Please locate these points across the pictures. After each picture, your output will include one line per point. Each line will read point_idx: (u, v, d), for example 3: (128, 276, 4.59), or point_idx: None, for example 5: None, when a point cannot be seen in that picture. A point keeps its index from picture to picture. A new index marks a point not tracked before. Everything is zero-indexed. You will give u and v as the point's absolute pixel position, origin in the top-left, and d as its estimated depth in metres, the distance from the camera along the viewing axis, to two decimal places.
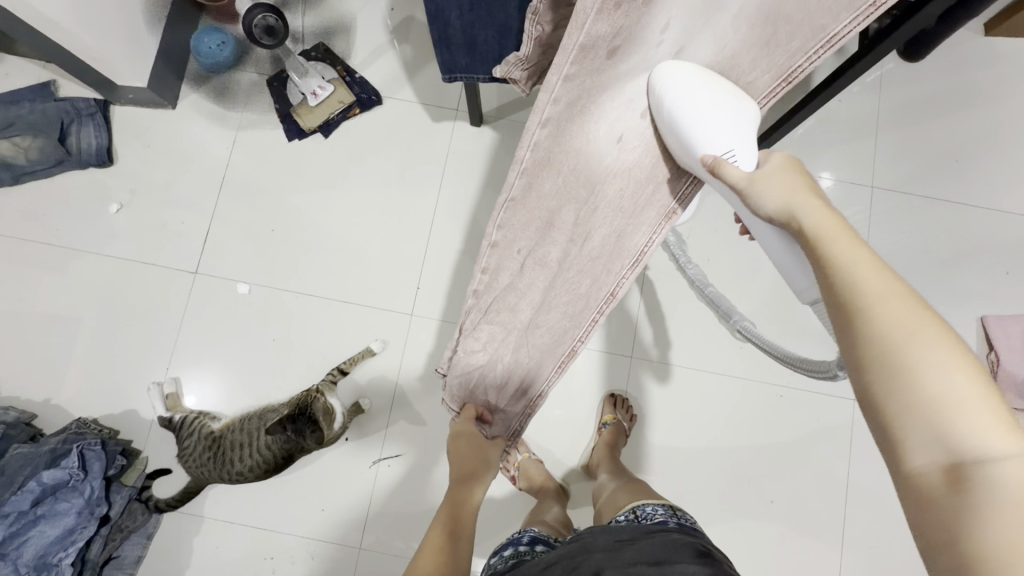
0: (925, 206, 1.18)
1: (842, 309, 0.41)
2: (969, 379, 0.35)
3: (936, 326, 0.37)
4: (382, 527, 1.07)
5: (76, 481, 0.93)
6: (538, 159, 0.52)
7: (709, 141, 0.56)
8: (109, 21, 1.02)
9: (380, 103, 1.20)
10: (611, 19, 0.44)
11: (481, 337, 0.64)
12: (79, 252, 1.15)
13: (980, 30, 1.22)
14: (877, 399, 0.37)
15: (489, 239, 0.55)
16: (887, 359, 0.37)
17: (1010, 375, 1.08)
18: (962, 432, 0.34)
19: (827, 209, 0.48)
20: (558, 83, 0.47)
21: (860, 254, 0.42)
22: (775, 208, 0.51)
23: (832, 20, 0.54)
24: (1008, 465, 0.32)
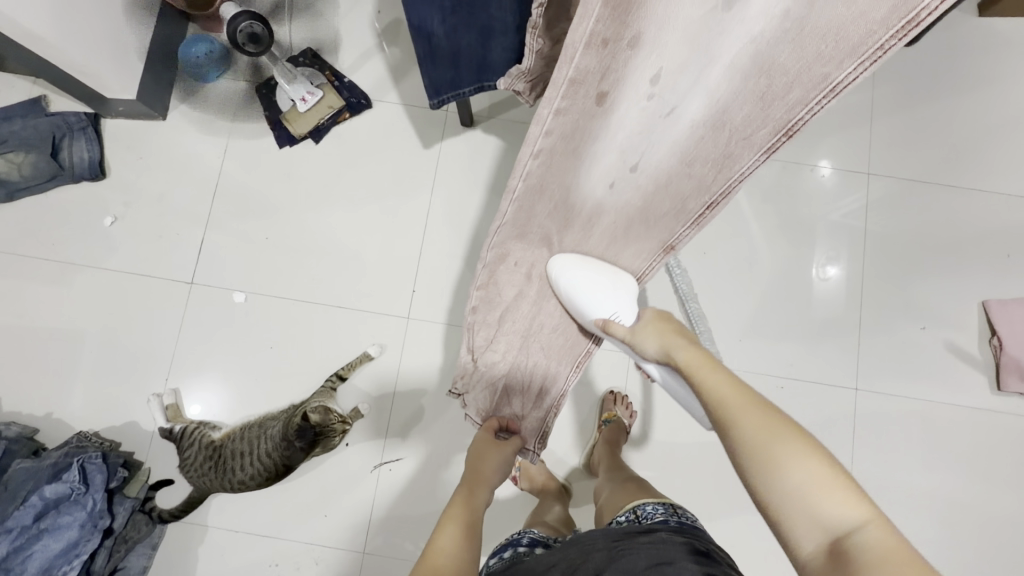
0: (923, 191, 1.17)
1: (719, 427, 0.53)
2: (817, 464, 0.45)
3: (782, 427, 0.49)
4: (385, 530, 1.07)
5: (78, 494, 0.94)
6: (529, 186, 0.55)
7: (597, 309, 0.68)
8: (96, 34, 1.02)
9: (370, 106, 1.20)
10: (602, 55, 0.44)
11: (500, 348, 0.73)
12: (75, 266, 1.15)
13: (974, 11, 1.21)
14: (761, 495, 0.47)
15: (486, 257, 0.63)
16: (758, 460, 0.48)
17: (1013, 359, 1.08)
18: (824, 508, 0.43)
19: (693, 345, 0.62)
20: (548, 117, 0.48)
21: (720, 379, 0.56)
22: (659, 351, 0.65)
23: (832, 71, 0.43)
24: (866, 528, 0.41)
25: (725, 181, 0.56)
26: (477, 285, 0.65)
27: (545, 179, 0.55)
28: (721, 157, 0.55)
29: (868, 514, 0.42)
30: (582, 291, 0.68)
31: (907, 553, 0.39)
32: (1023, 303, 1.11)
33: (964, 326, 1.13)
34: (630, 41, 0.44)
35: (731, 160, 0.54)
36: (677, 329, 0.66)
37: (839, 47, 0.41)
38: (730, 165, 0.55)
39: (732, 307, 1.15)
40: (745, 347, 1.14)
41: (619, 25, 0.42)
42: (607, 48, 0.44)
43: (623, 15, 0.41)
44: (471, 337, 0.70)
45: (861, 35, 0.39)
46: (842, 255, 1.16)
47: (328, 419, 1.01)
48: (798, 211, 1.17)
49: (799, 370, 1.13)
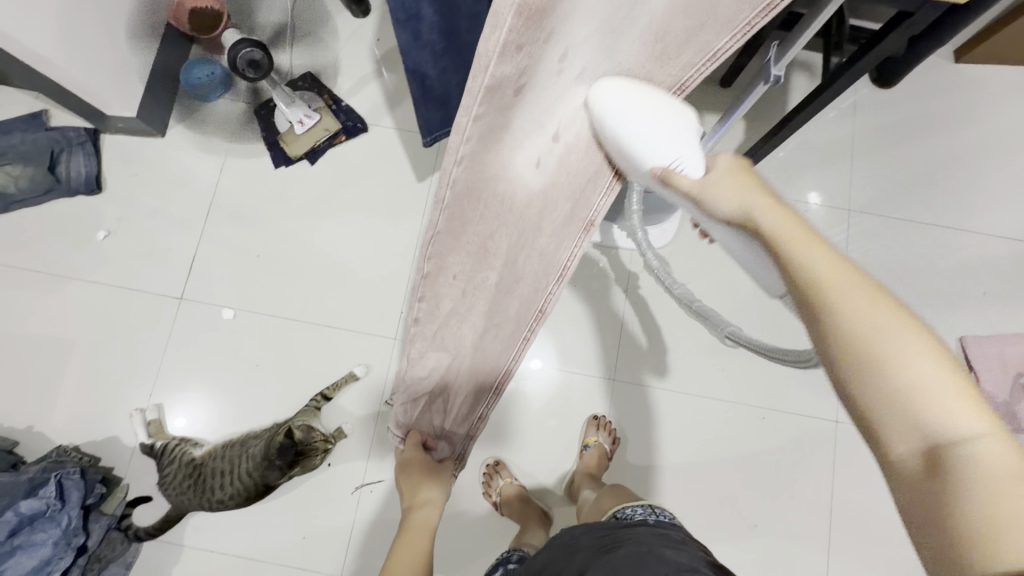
0: (902, 227, 1.20)
1: (808, 307, 0.40)
2: (935, 364, 0.36)
3: (899, 315, 0.37)
4: (365, 553, 1.06)
5: (54, 511, 0.93)
6: (460, 196, 0.37)
7: (654, 151, 0.48)
8: (100, 55, 1.05)
9: (366, 130, 1.22)
10: (517, 59, 0.31)
11: (427, 369, 0.60)
12: (66, 278, 1.16)
13: (951, 56, 1.25)
14: (853, 390, 0.37)
15: (419, 272, 0.43)
16: (861, 354, 0.37)
17: (988, 395, 1.10)
18: (942, 418, 0.34)
19: (780, 203, 0.45)
20: (469, 125, 0.32)
21: (829, 263, 0.40)
22: (733, 211, 0.46)
23: (717, 38, 0.52)
24: (982, 444, 0.33)
25: (613, 149, 0.51)
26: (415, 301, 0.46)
27: (478, 186, 0.38)
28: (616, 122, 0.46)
29: (987, 425, 0.34)
30: (631, 128, 0.46)
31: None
32: (999, 340, 1.13)
33: None
34: (545, 34, 0.31)
35: (624, 125, 0.47)
36: (762, 186, 0.46)
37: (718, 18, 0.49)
38: (625, 130, 0.49)
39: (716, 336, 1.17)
40: (727, 377, 1.15)
41: (534, 28, 0.29)
42: (525, 52, 0.31)
43: (536, 19, 0.29)
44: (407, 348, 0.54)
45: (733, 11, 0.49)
46: None
47: (310, 437, 1.04)
48: None
49: (781, 400, 1.14)
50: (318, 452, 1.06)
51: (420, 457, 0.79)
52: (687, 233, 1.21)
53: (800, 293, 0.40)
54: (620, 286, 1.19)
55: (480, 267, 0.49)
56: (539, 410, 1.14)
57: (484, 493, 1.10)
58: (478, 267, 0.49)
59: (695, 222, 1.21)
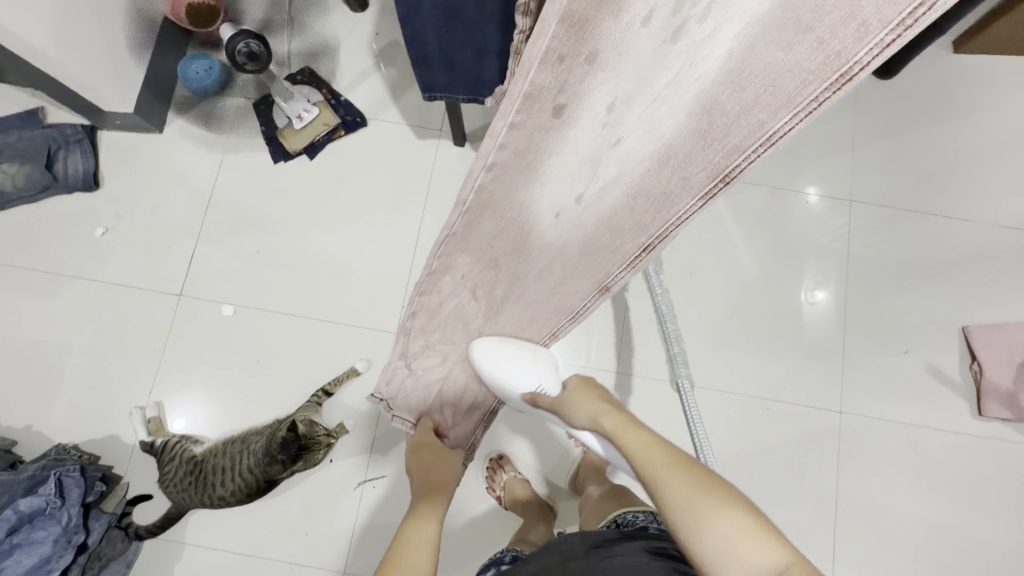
0: (904, 217, 1.20)
1: (649, 485, 0.54)
2: (735, 513, 0.47)
3: (710, 485, 0.50)
4: (369, 549, 1.06)
5: (54, 508, 0.92)
6: (481, 200, 0.49)
7: (523, 383, 0.76)
8: (97, 49, 1.04)
9: (365, 124, 1.22)
10: (557, 71, 0.37)
11: (434, 357, 0.77)
12: (64, 276, 1.15)
13: (950, 47, 1.26)
14: (688, 546, 0.48)
15: (429, 266, 0.59)
16: (689, 513, 0.48)
17: (992, 384, 1.09)
18: (750, 558, 0.44)
19: (617, 410, 0.65)
20: (503, 130, 0.41)
21: (653, 452, 0.56)
22: (585, 418, 0.67)
23: (769, 120, 0.40)
24: (789, 573, 0.42)
25: (660, 223, 0.55)
26: (418, 292, 0.64)
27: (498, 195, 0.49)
28: (662, 193, 0.52)
29: (786, 555, 0.43)
30: (503, 369, 0.76)
31: None
32: (1002, 329, 1.13)
33: (945, 351, 1.15)
34: (588, 57, 0.36)
35: (671, 199, 0.52)
36: (605, 398, 0.68)
37: (777, 95, 0.38)
38: (670, 207, 0.53)
39: (719, 328, 1.16)
40: (730, 369, 1.15)
41: (575, 42, 0.35)
42: (564, 66, 0.36)
43: (578, 32, 0.34)
44: (408, 342, 0.72)
45: (794, 87, 0.37)
46: (831, 279, 1.18)
47: (314, 431, 1.02)
48: (783, 234, 1.20)
49: (785, 391, 1.14)
50: (321, 448, 1.03)
51: (432, 443, 0.81)
52: (688, 225, 1.21)
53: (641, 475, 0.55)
54: None
55: (489, 269, 0.64)
56: None
57: (487, 487, 1.09)
58: (489, 272, 0.65)
59: (696, 214, 1.21)
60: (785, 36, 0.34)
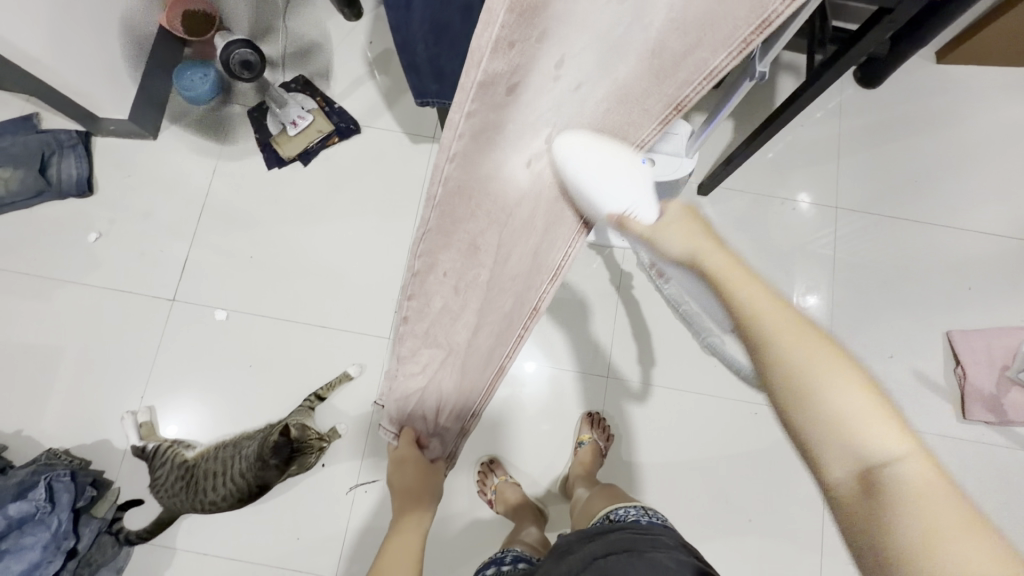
0: (888, 223, 1.22)
1: (777, 381, 0.43)
2: (863, 392, 0.41)
3: (843, 363, 0.41)
4: (361, 554, 1.06)
5: (43, 514, 0.93)
6: (451, 193, 0.34)
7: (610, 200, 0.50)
8: (93, 57, 1.05)
9: (359, 131, 1.23)
10: (510, 55, 0.27)
11: (421, 363, 0.58)
12: (56, 281, 1.15)
13: (932, 58, 1.28)
14: (794, 419, 0.42)
15: (410, 269, 0.40)
16: (799, 386, 0.42)
17: (975, 388, 1.11)
18: (874, 443, 0.40)
19: (722, 246, 0.48)
20: (460, 123, 0.29)
21: (776, 311, 0.43)
22: (682, 251, 0.49)
23: (712, 53, 0.46)
24: (905, 463, 0.38)
25: (629, 147, 0.54)
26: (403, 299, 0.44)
27: (468, 189, 0.35)
28: (624, 125, 0.50)
29: (911, 446, 0.39)
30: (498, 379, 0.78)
31: (938, 478, 0.38)
32: (985, 333, 1.15)
33: (929, 356, 1.16)
34: (540, 35, 0.28)
35: (633, 128, 0.52)
36: (710, 235, 0.49)
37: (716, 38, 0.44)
38: (634, 133, 0.53)
39: (710, 333, 1.18)
40: (719, 372, 1.16)
41: (526, 27, 0.26)
42: (520, 47, 0.27)
43: (530, 16, 0.26)
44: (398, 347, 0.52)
45: (731, 30, 0.44)
46: (820, 285, 1.19)
47: (305, 435, 1.02)
48: (771, 240, 1.22)
49: None
50: (312, 451, 1.04)
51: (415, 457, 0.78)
52: None
53: (769, 375, 0.43)
54: (613, 284, 1.20)
55: (471, 270, 0.46)
56: (537, 407, 1.15)
57: (479, 491, 1.10)
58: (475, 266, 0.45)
59: (685, 220, 1.23)
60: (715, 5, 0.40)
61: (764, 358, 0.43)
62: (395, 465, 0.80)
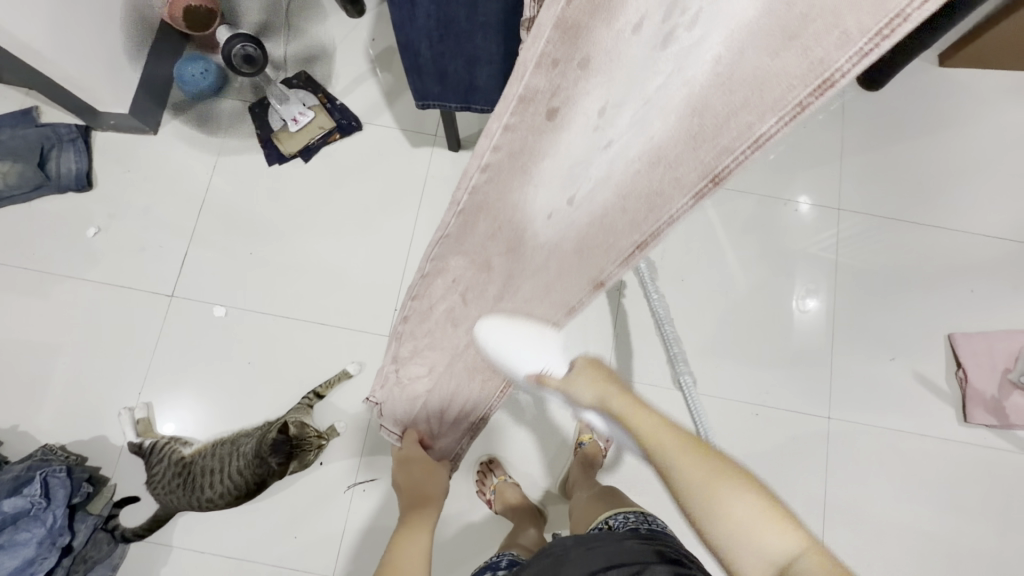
0: (890, 225, 1.22)
1: (674, 492, 0.52)
2: (752, 496, 0.47)
3: (728, 474, 0.49)
4: (359, 554, 1.05)
5: (39, 510, 0.92)
6: (475, 203, 0.43)
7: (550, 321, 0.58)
8: (95, 50, 1.05)
9: (360, 128, 1.23)
10: (552, 75, 0.34)
11: (424, 364, 0.68)
12: (54, 276, 1.15)
13: (935, 61, 1.28)
14: (708, 537, 0.48)
15: (421, 270, 0.50)
16: (698, 495, 0.49)
17: (977, 392, 1.11)
18: (769, 542, 0.45)
19: (626, 392, 0.62)
20: (497, 131, 0.37)
21: (667, 433, 0.55)
22: (592, 400, 0.64)
23: (760, 119, 0.42)
24: (806, 558, 0.43)
25: (654, 218, 0.56)
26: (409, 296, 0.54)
27: (492, 203, 0.45)
28: (654, 185, 0.52)
29: (805, 542, 0.44)
30: (510, 350, 0.67)
31: (839, 573, 0.41)
32: (987, 336, 1.15)
33: (931, 358, 1.16)
34: (581, 62, 0.34)
35: (662, 198, 0.54)
36: (608, 378, 0.64)
37: (763, 99, 0.40)
38: (663, 203, 0.54)
39: (711, 333, 1.18)
40: (720, 373, 1.16)
41: (569, 46, 0.33)
42: (560, 69, 0.34)
43: (576, 38, 0.32)
44: (397, 345, 0.62)
45: (783, 91, 0.38)
46: (822, 287, 1.19)
47: (305, 433, 1.02)
48: (773, 242, 1.22)
49: (774, 398, 1.15)
50: (312, 450, 1.04)
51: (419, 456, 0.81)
52: (680, 232, 1.22)
53: (678, 495, 0.51)
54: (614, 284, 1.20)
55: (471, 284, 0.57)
56: (537, 406, 1.14)
57: (478, 491, 1.09)
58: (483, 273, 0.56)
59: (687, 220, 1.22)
60: (772, 43, 0.35)
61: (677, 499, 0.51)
62: (399, 469, 0.81)
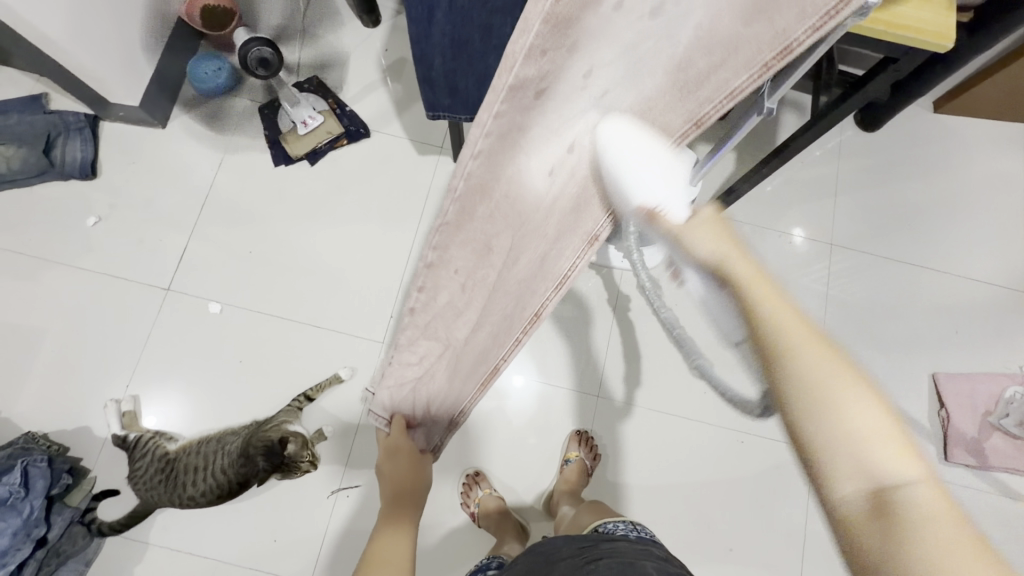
0: (881, 263, 1.25)
1: (764, 358, 0.43)
2: (872, 413, 0.40)
3: (852, 382, 0.41)
4: (337, 558, 1.04)
5: (16, 499, 0.90)
6: (472, 193, 0.37)
7: (646, 191, 0.50)
8: (111, 42, 1.05)
9: (368, 135, 1.24)
10: (542, 62, 0.32)
11: (419, 353, 0.57)
12: (49, 262, 1.14)
13: (930, 106, 1.32)
14: (799, 429, 0.41)
15: (423, 260, 0.42)
16: (798, 386, 0.41)
17: (958, 432, 1.13)
18: (884, 465, 0.38)
19: (750, 254, 0.47)
20: (488, 120, 0.33)
21: (793, 319, 0.43)
22: (708, 255, 0.47)
23: (735, 74, 0.54)
24: (920, 487, 0.38)
25: (709, 105, 0.59)
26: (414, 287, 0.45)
27: (492, 186, 0.39)
28: (690, 88, 0.55)
29: (923, 473, 0.38)
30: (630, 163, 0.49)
31: (953, 515, 0.37)
32: (970, 377, 1.17)
33: (916, 396, 1.18)
34: (570, 46, 0.33)
35: (713, 78, 0.55)
36: (732, 233, 0.48)
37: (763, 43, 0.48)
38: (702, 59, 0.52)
39: (702, 355, 1.20)
40: (710, 399, 1.17)
41: (559, 36, 0.31)
42: (550, 56, 0.32)
43: (565, 29, 0.30)
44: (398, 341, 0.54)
45: (754, 52, 0.50)
46: (810, 319, 1.21)
47: (300, 452, 0.97)
48: None
49: (761, 425, 1.16)
50: (301, 468, 1.00)
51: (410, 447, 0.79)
52: None
53: (765, 347, 0.43)
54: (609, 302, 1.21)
55: (482, 264, 0.48)
56: (526, 420, 1.15)
57: (462, 503, 1.08)
58: (480, 267, 0.48)
59: None
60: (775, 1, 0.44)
61: (757, 342, 0.43)
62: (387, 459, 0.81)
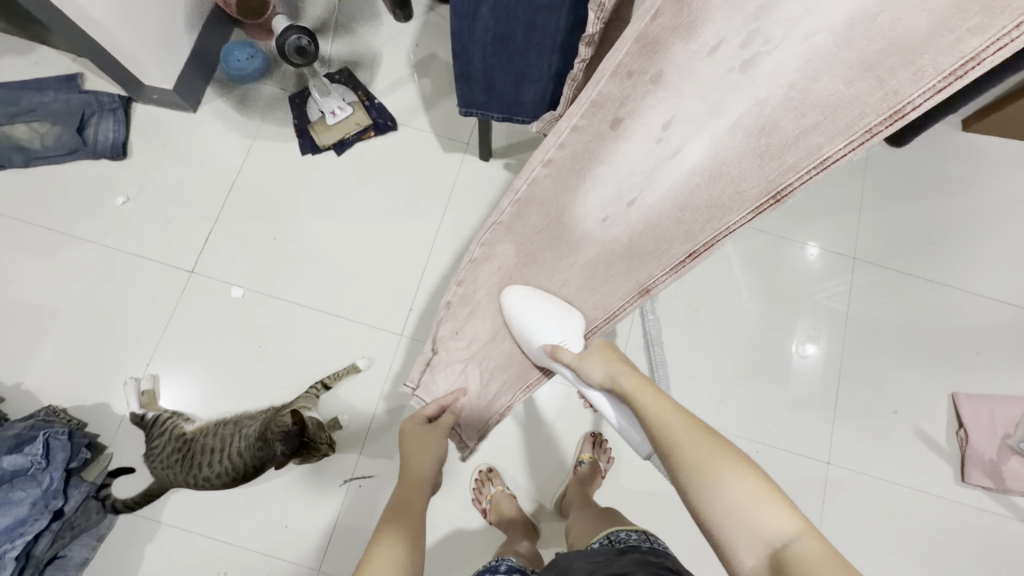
0: (903, 281, 1.24)
1: (664, 452, 0.55)
2: (748, 479, 0.49)
3: (727, 455, 0.51)
4: (342, 545, 1.04)
5: (36, 470, 0.91)
6: (528, 194, 0.64)
7: (545, 335, 0.71)
8: (150, 25, 1.06)
9: (395, 129, 1.25)
10: (624, 85, 0.53)
11: (465, 337, 0.77)
12: (76, 240, 1.15)
13: (959, 125, 1.31)
14: (702, 507, 0.49)
15: (472, 252, 0.69)
16: (695, 470, 0.51)
17: (977, 454, 1.12)
18: (764, 522, 0.46)
19: (635, 369, 0.67)
20: (565, 131, 0.57)
21: (677, 414, 0.57)
22: (603, 376, 0.68)
23: (832, 140, 0.52)
24: (802, 541, 0.44)
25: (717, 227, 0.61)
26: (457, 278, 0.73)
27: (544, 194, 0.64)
28: (711, 206, 0.60)
29: (800, 526, 0.45)
30: (533, 322, 0.71)
31: (837, 558, 0.42)
32: (990, 400, 1.16)
33: (933, 416, 1.17)
34: (652, 77, 0.52)
35: (723, 211, 0.60)
36: (618, 357, 0.70)
37: (836, 124, 0.51)
38: (719, 218, 0.60)
39: (718, 363, 1.19)
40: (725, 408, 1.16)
41: (643, 61, 0.51)
42: (632, 77, 0.52)
43: (648, 51, 0.50)
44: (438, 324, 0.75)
45: (857, 116, 0.50)
46: (822, 334, 1.21)
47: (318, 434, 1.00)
48: (786, 283, 1.23)
49: (775, 436, 1.15)
50: (319, 452, 1.01)
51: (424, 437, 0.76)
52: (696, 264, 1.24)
53: (657, 434, 0.57)
54: None
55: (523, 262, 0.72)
56: (536, 423, 1.15)
57: (474, 499, 1.09)
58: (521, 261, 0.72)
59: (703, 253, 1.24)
60: (849, 72, 0.49)
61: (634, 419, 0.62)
62: None
